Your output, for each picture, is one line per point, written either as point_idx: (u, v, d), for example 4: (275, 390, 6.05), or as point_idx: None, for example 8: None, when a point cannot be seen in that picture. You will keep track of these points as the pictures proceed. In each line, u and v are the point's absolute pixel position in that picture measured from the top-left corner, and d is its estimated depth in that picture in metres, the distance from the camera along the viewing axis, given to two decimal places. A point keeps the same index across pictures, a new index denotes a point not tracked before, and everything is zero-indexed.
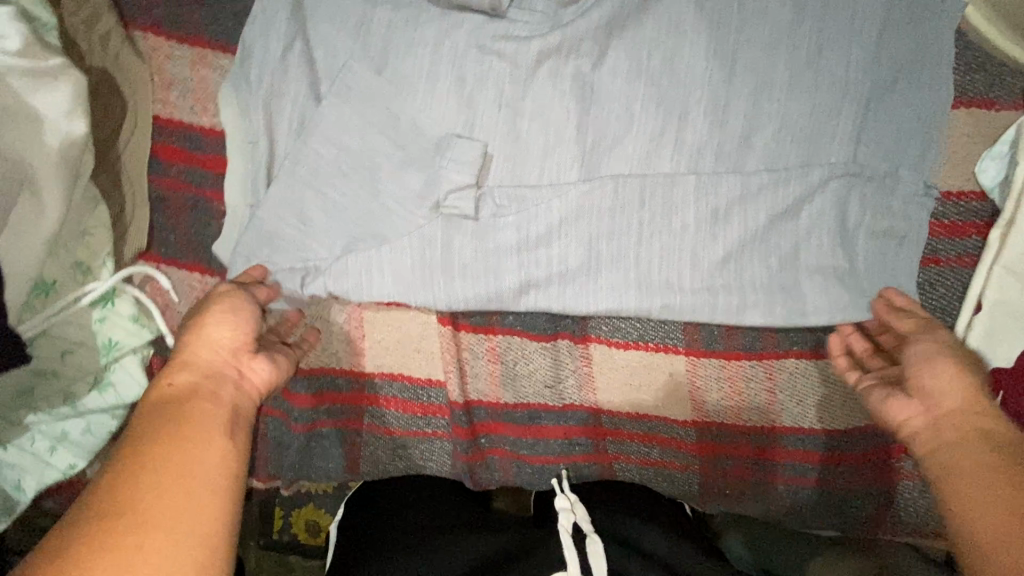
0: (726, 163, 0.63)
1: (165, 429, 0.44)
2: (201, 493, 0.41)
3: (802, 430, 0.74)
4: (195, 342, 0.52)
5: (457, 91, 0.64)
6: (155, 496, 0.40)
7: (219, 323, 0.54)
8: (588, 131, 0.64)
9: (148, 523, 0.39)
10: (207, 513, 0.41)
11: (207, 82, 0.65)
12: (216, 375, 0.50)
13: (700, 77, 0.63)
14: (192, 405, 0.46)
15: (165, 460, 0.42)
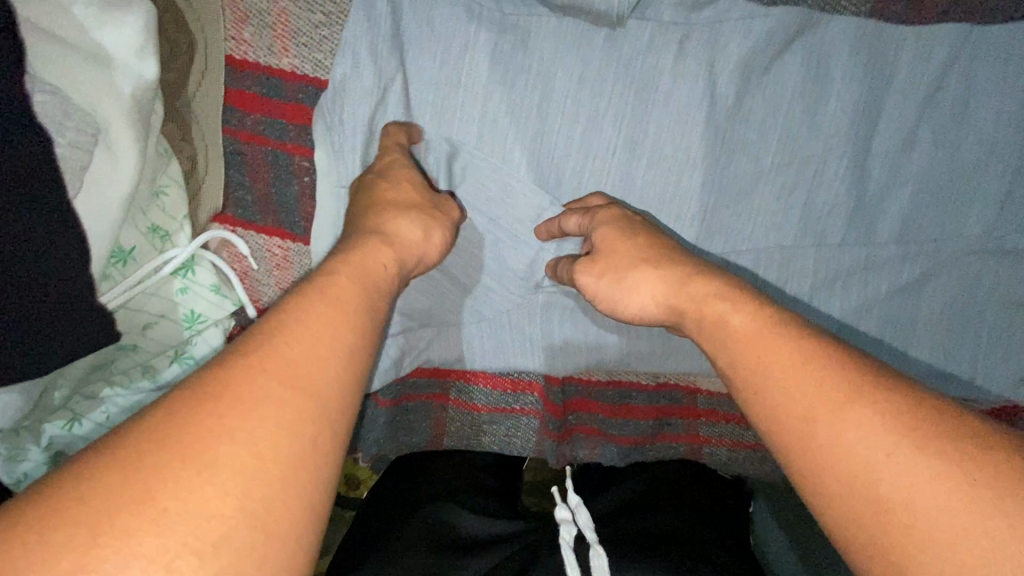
0: (867, 130, 0.58)
1: (340, 287, 0.39)
2: (344, 369, 0.35)
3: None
4: (385, 219, 0.49)
5: (577, 42, 0.57)
6: (315, 333, 0.35)
7: (395, 192, 0.52)
8: (721, 90, 0.57)
9: (252, 397, 0.30)
10: (336, 383, 0.34)
11: (288, 16, 0.55)
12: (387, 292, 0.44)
13: (851, 37, 0.56)
14: (357, 288, 0.40)
15: (321, 310, 0.36)
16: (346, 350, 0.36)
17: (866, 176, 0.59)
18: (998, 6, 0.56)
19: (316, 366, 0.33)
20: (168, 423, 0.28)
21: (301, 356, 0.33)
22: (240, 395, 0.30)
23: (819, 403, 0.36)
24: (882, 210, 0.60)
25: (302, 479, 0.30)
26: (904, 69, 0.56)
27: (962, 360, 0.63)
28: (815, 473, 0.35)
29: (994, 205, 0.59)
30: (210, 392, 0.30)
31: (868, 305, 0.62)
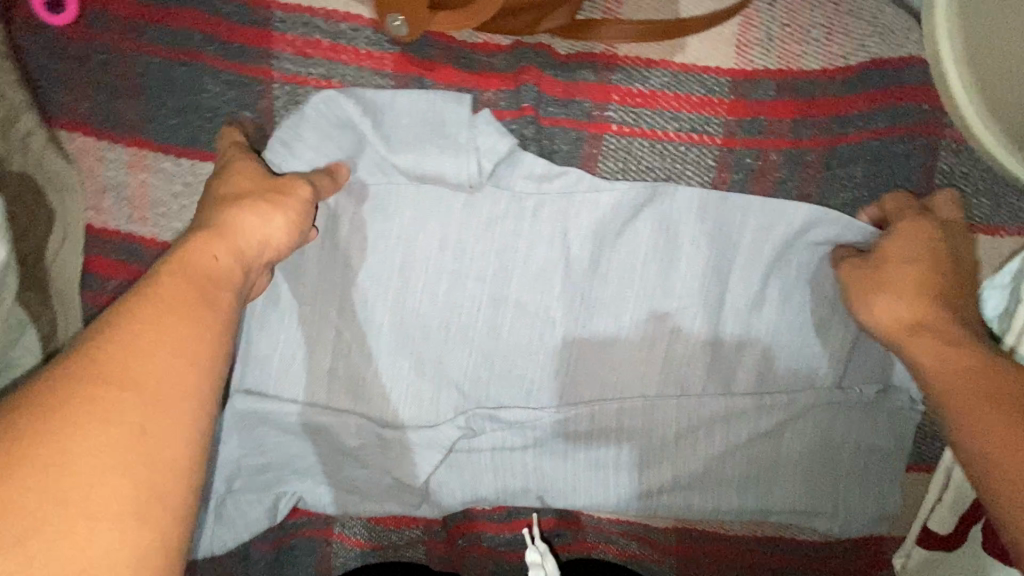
0: (719, 288, 0.61)
1: (182, 295, 0.40)
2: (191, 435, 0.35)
3: (786, 539, 0.72)
4: (235, 214, 0.49)
5: (437, 206, 0.59)
6: (152, 353, 0.36)
7: (250, 214, 0.49)
8: (577, 250, 0.60)
9: (116, 399, 0.33)
10: (170, 460, 0.33)
11: (147, 187, 0.57)
12: (218, 338, 0.39)
13: (698, 205, 0.59)
14: (182, 317, 0.39)
15: (180, 328, 0.38)
16: (186, 370, 0.36)
17: (719, 329, 0.62)
18: (831, 176, 0.59)
19: (159, 403, 0.34)
20: (38, 413, 0.31)
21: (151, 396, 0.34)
22: (100, 394, 0.33)
23: (970, 410, 0.43)
24: (735, 360, 0.62)
25: (155, 518, 0.31)
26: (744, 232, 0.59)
27: (823, 497, 0.65)
28: (995, 467, 0.39)
29: (841, 357, 0.62)
30: (89, 399, 0.32)
31: (729, 448, 0.64)
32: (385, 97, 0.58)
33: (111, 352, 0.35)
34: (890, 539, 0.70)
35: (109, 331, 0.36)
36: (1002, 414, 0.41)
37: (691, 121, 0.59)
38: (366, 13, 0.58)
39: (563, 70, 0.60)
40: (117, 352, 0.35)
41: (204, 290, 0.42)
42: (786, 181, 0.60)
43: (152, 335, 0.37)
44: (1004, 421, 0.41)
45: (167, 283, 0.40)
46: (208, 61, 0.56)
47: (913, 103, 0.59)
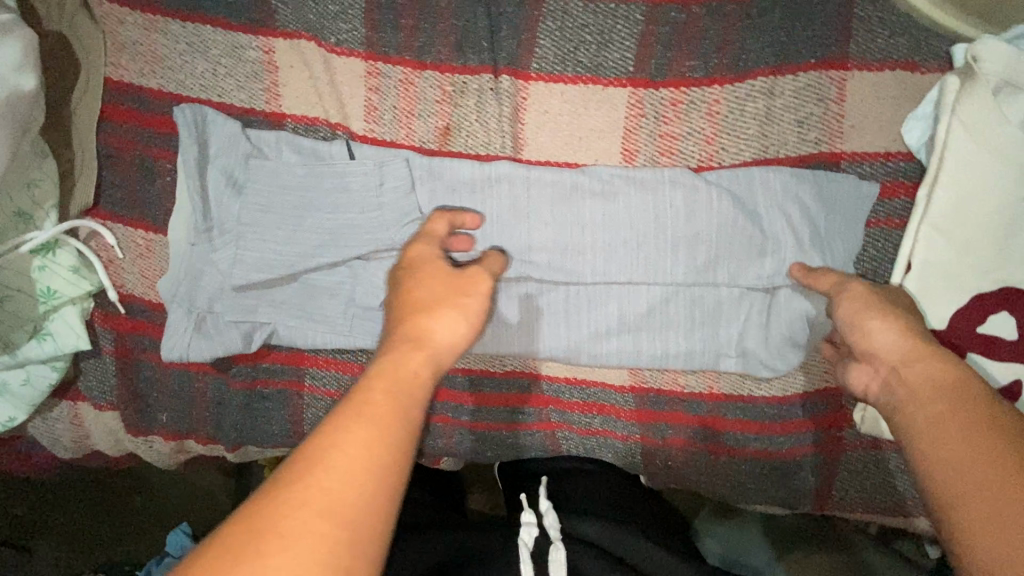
0: (649, 135, 0.67)
1: (373, 400, 0.43)
2: (386, 492, 0.40)
3: (746, 400, 0.71)
4: (426, 322, 0.51)
5: (402, 63, 0.68)
6: (342, 442, 0.40)
7: (432, 283, 0.54)
8: (523, 102, 0.68)
9: (319, 499, 0.38)
10: (375, 523, 0.38)
11: (157, 46, 0.67)
12: (364, 440, 0.41)
13: (625, 58, 0.66)
14: (377, 403, 0.43)
15: (349, 433, 0.41)
16: (353, 472, 0.39)
17: (645, 170, 0.67)
18: (752, 25, 0.65)
19: (359, 476, 0.39)
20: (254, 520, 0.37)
21: (315, 508, 0.37)
22: (307, 503, 0.37)
23: (944, 431, 0.43)
24: (676, 199, 0.66)
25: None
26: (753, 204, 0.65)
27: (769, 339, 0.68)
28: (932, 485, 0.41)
29: (781, 192, 0.65)
30: (300, 479, 0.38)
31: (673, 287, 0.67)
32: None
33: (318, 456, 0.39)
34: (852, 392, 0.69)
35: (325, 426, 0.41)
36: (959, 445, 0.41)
37: None
38: None
39: None
40: (323, 438, 0.40)
41: (400, 396, 0.44)
42: (709, 33, 0.66)
43: (354, 427, 0.41)
44: (967, 452, 0.41)
45: (375, 398, 0.43)
46: None
47: None
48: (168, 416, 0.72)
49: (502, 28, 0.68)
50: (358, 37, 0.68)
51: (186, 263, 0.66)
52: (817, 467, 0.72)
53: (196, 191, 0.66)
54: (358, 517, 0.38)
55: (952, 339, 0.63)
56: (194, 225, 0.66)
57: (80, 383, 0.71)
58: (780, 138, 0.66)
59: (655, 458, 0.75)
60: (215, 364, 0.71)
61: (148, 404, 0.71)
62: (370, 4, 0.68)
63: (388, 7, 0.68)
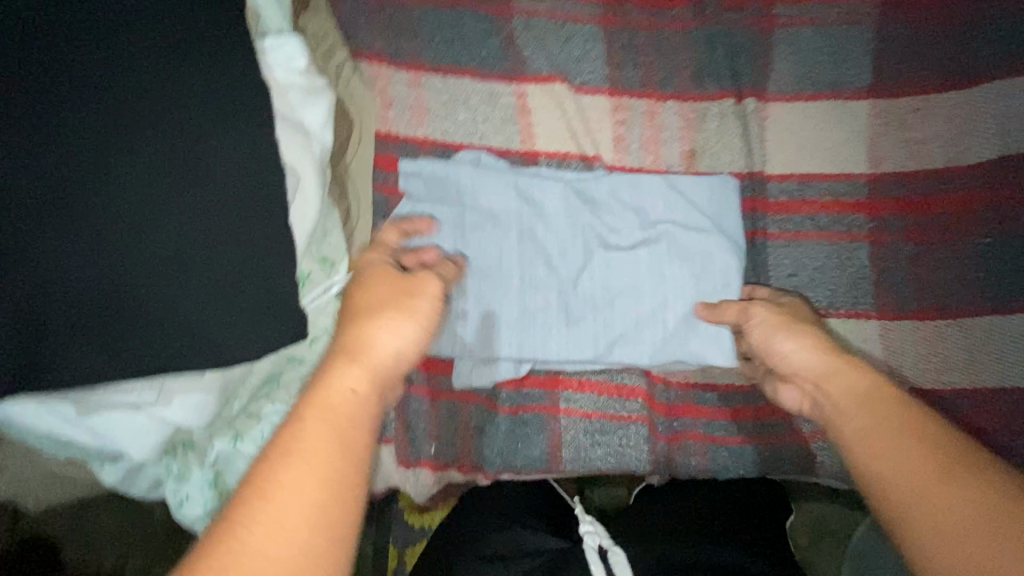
0: (894, 140, 0.71)
1: (312, 429, 0.41)
2: (315, 512, 0.38)
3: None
4: (364, 329, 0.51)
5: (644, 95, 0.73)
6: (298, 458, 0.39)
7: (387, 286, 0.55)
8: (764, 120, 0.72)
9: (291, 510, 0.37)
10: (323, 554, 0.37)
11: (422, 99, 0.73)
12: (321, 440, 0.41)
13: (860, 73, 0.71)
14: (337, 407, 0.44)
15: (306, 469, 0.39)
16: (316, 481, 0.39)
17: (888, 173, 0.71)
18: (981, 35, 0.70)
19: (315, 486, 0.39)
20: (221, 519, 0.36)
21: (286, 518, 0.37)
22: (286, 510, 0.37)
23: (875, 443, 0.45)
24: (924, 198, 0.70)
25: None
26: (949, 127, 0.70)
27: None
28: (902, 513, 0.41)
29: None
30: (292, 487, 0.38)
31: (927, 282, 0.71)
32: (597, 20, 0.74)
33: (273, 472, 0.38)
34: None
35: (283, 430, 0.41)
36: (934, 474, 0.41)
37: (849, 10, 0.72)
38: None
39: None
40: (277, 459, 0.39)
41: (340, 414, 0.43)
42: (937, 44, 0.70)
43: (309, 435, 0.41)
44: (916, 456, 0.43)
45: (309, 410, 0.43)
46: (464, 5, 0.74)
47: None
48: (434, 447, 0.74)
49: (738, 56, 0.72)
50: (601, 77, 0.74)
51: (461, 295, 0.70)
52: None
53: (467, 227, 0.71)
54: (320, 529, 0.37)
55: None
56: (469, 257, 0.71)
57: None
58: None
59: None
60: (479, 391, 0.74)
61: (414, 435, 0.74)
62: (612, 46, 0.74)
63: (630, 48, 0.74)
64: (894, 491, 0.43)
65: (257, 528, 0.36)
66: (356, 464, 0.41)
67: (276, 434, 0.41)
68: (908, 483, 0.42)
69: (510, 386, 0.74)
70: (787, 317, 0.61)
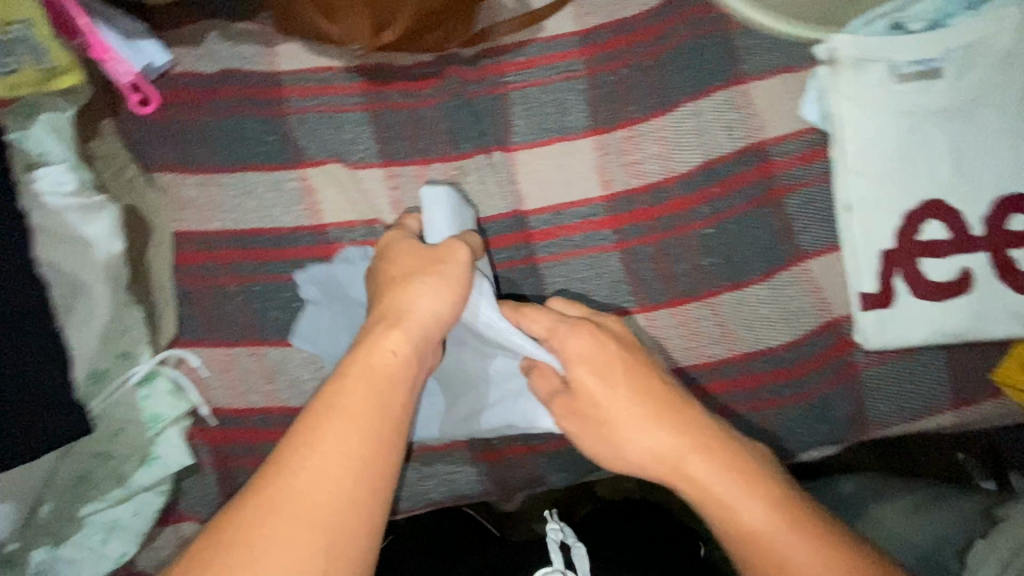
0: (621, 162, 0.84)
1: (349, 395, 0.54)
2: (354, 483, 0.49)
3: (768, 352, 0.82)
4: (403, 300, 0.63)
5: (410, 162, 0.85)
6: (327, 439, 0.50)
7: (408, 256, 0.68)
8: (514, 166, 0.85)
9: (302, 481, 0.48)
10: (348, 510, 0.48)
11: (214, 197, 0.82)
12: (353, 444, 0.51)
13: (582, 115, 0.86)
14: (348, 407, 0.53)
15: (333, 435, 0.51)
16: (333, 473, 0.49)
17: (622, 190, 0.84)
18: (666, 72, 0.86)
19: (349, 459, 0.50)
20: (256, 489, 0.48)
21: (287, 515, 0.47)
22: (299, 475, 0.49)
23: (714, 498, 0.57)
24: (655, 205, 0.83)
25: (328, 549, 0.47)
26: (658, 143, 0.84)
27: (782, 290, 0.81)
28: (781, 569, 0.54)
29: (730, 179, 0.83)
30: (324, 460, 0.49)
31: (675, 274, 0.83)
32: (361, 107, 0.87)
33: (310, 447, 0.50)
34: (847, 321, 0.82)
35: (309, 413, 0.52)
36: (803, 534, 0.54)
37: (565, 67, 0.87)
38: (336, 62, 0.88)
39: (472, 62, 0.89)
40: (311, 432, 0.51)
41: (385, 378, 0.56)
42: (637, 83, 0.86)
43: (332, 420, 0.52)
44: (761, 510, 0.56)
45: (354, 377, 0.55)
46: (243, 112, 0.85)
47: (701, 17, 0.88)
48: None
49: (483, 118, 0.86)
50: (372, 152, 0.85)
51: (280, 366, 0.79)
52: (846, 396, 0.82)
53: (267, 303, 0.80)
54: (352, 501, 0.49)
55: (900, 254, 0.78)
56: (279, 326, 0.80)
57: (183, 503, 0.76)
58: (718, 139, 0.83)
59: None
60: None
61: None
62: (377, 126, 0.86)
63: (392, 125, 0.86)
64: (694, 488, 0.59)
65: (295, 489, 0.48)
66: (388, 435, 0.53)
67: (291, 439, 0.51)
68: (772, 534, 0.55)
69: None
70: (603, 364, 0.64)
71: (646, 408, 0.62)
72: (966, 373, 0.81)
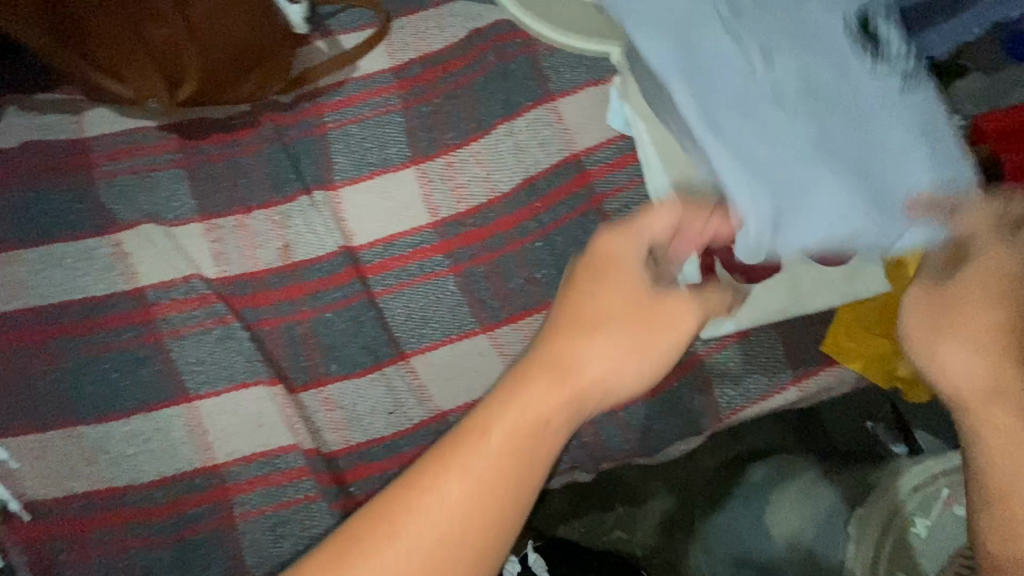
0: (445, 188, 0.85)
1: (550, 391, 0.51)
2: (489, 496, 0.48)
3: None
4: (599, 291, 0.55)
5: (232, 213, 0.84)
6: (499, 432, 0.49)
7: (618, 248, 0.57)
8: (339, 204, 0.85)
9: (427, 500, 0.48)
10: (483, 527, 0.48)
11: (22, 276, 0.79)
12: (547, 392, 0.51)
13: (403, 146, 0.87)
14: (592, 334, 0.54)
15: (505, 420, 0.50)
16: (494, 471, 0.48)
17: (448, 214, 0.85)
18: (481, 97, 0.89)
19: (500, 467, 0.48)
20: (421, 472, 0.49)
21: (452, 504, 0.47)
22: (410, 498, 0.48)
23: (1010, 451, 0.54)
24: (481, 224, 0.85)
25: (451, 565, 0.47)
26: (587, 128, 0.87)
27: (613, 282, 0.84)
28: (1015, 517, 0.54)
29: (551, 192, 0.85)
30: (461, 458, 0.49)
31: (510, 290, 0.83)
32: (177, 164, 0.85)
33: (456, 445, 0.49)
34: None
35: (523, 365, 0.53)
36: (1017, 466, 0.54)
37: (384, 102, 0.89)
38: (149, 121, 0.87)
39: (289, 106, 0.89)
40: (481, 424, 0.50)
41: (576, 382, 0.52)
42: (454, 110, 0.88)
43: (507, 407, 0.50)
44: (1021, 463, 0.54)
45: (540, 362, 0.52)
46: (51, 185, 0.83)
47: (507, 43, 0.91)
48: None
49: (304, 161, 0.86)
50: (191, 209, 0.84)
51: (103, 443, 0.74)
52: (698, 385, 0.83)
53: (81, 380, 0.75)
54: (472, 523, 0.47)
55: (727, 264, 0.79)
56: (94, 402, 0.75)
57: None
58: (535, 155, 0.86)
59: (568, 438, 0.82)
60: (138, 536, 0.73)
61: None
62: (195, 182, 0.85)
63: (210, 179, 0.85)
64: (990, 448, 0.55)
65: (415, 513, 0.47)
66: (534, 454, 0.50)
67: (473, 424, 0.50)
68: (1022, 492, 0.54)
69: (168, 515, 0.74)
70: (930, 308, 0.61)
71: (1003, 375, 0.56)
72: (803, 346, 0.84)
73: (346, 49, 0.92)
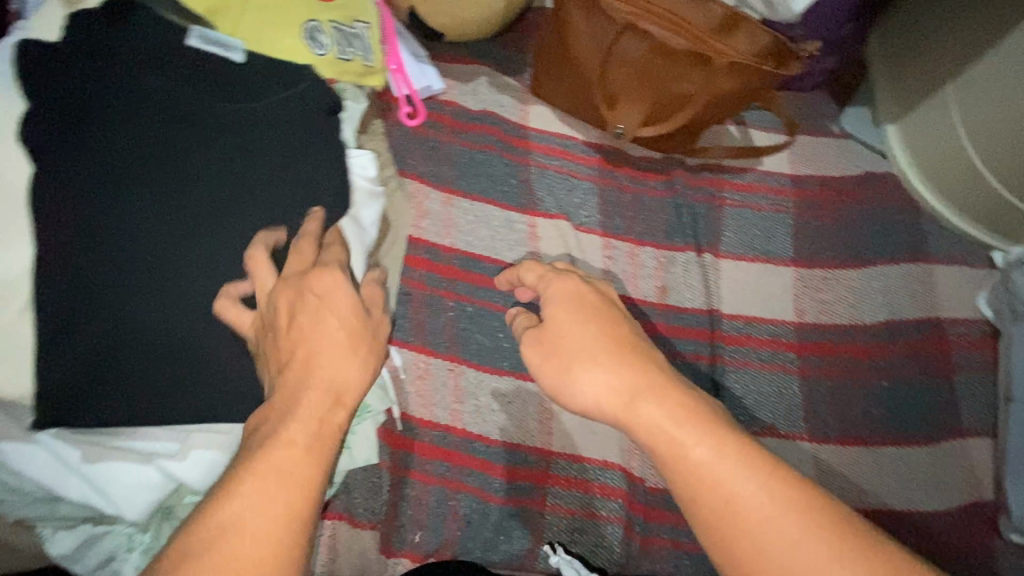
0: (812, 295, 0.92)
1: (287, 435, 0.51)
2: (257, 532, 0.46)
3: (925, 514, 0.83)
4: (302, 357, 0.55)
5: (628, 240, 0.92)
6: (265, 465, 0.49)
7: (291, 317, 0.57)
8: (719, 270, 0.92)
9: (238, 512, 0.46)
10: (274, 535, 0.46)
11: (453, 217, 0.87)
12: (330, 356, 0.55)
13: (785, 245, 0.95)
14: (298, 331, 0.56)
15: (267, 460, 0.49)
16: (263, 507, 0.47)
17: (809, 321, 0.91)
18: (864, 233, 0.97)
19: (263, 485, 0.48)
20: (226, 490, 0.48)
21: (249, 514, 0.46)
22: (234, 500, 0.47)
23: None
24: (837, 342, 0.90)
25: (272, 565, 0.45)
26: (956, 302, 0.93)
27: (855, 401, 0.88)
28: None
29: (909, 342, 0.91)
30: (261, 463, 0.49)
31: (846, 410, 0.87)
32: (595, 180, 0.95)
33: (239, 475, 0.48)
34: (1003, 512, 0.83)
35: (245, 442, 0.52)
36: None
37: (778, 201, 0.98)
38: (579, 134, 0.97)
39: (694, 170, 0.98)
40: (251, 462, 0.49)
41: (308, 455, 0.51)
42: (836, 233, 0.96)
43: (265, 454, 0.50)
44: None
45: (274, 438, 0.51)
46: (493, 149, 0.93)
47: (894, 197, 1.00)
48: (420, 536, 0.75)
49: (699, 221, 0.94)
50: (596, 221, 0.92)
51: (475, 391, 0.81)
52: None
53: (475, 329, 0.83)
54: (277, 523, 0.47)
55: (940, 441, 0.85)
56: (480, 351, 0.82)
57: (341, 503, 0.75)
58: (900, 303, 0.92)
59: None
60: (470, 484, 0.78)
61: (404, 523, 0.75)
62: (605, 200, 0.94)
63: (617, 202, 0.94)
64: None
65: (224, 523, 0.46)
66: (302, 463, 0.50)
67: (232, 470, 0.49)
68: None
69: (502, 478, 0.78)
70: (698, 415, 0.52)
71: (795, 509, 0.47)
72: None
73: (756, 144, 1.02)
